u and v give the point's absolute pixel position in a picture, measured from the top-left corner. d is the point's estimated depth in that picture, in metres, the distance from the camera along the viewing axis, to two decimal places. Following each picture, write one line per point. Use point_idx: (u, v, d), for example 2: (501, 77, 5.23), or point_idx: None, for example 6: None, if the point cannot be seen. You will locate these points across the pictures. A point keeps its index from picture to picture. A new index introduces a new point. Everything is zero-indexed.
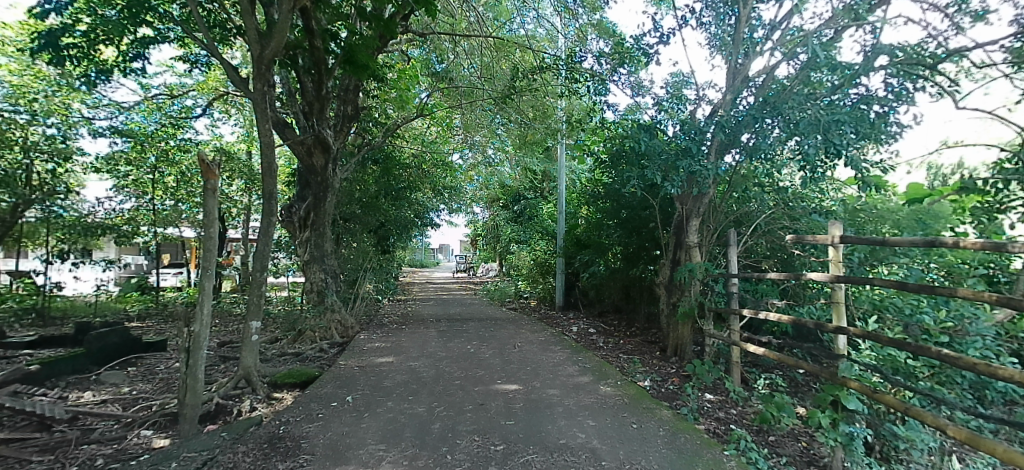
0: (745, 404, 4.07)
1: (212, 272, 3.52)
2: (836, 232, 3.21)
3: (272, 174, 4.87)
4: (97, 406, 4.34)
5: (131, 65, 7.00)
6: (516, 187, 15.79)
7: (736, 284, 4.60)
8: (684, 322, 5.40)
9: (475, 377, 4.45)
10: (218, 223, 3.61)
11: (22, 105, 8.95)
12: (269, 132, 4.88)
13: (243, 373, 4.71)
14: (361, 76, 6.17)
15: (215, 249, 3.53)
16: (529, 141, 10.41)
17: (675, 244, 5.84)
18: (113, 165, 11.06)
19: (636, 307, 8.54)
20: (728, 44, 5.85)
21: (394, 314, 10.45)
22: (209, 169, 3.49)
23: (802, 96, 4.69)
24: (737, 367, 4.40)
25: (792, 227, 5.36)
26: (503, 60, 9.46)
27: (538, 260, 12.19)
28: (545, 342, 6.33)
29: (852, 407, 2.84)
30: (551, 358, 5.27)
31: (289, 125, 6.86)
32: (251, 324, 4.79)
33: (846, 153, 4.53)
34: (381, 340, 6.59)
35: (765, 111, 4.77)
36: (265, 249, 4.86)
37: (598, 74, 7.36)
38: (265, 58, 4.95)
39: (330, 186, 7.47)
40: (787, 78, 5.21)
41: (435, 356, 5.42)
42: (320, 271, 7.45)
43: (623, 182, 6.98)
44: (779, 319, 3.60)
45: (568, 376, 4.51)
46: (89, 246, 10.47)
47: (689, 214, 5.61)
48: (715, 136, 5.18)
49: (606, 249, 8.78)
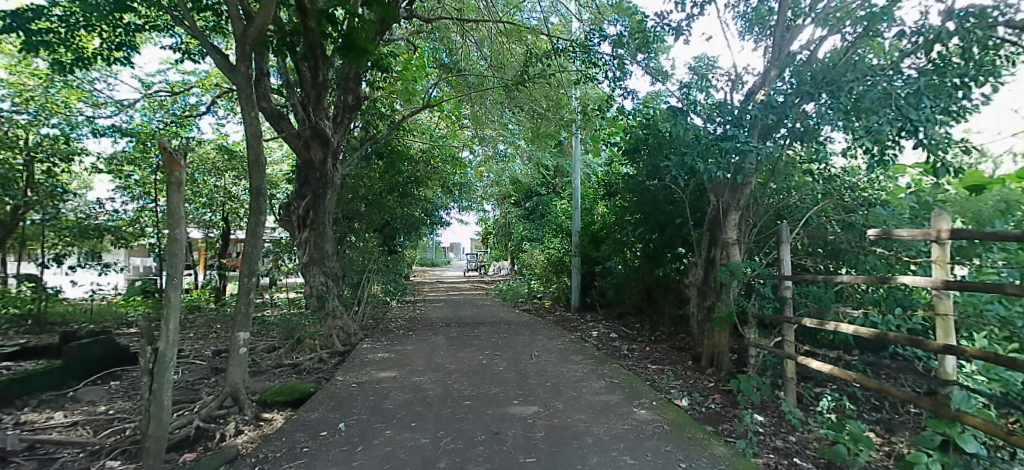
0: (804, 429, 3.47)
1: (180, 279, 2.97)
2: (941, 226, 2.58)
3: (258, 167, 4.29)
4: (65, 430, 3.86)
5: (115, 54, 6.52)
6: (527, 184, 15.21)
7: (790, 288, 4.00)
8: (721, 329, 4.79)
9: (488, 397, 3.90)
10: (188, 223, 3.06)
11: (21, 104, 8.80)
12: (255, 119, 4.32)
13: (230, 391, 4.25)
14: (361, 63, 5.64)
15: (183, 253, 2.98)
16: (541, 133, 9.82)
17: (709, 242, 5.22)
18: (117, 167, 10.65)
19: (659, 309, 7.91)
20: (764, 21, 5.25)
21: (400, 318, 9.92)
22: (174, 160, 2.94)
23: (863, 71, 4.08)
24: (792, 384, 3.82)
25: (848, 222, 4.63)
26: (513, 47, 8.89)
27: (551, 258, 11.60)
28: (564, 351, 5.74)
29: (970, 451, 2.24)
30: (573, 371, 4.69)
31: (284, 116, 6.35)
32: (238, 335, 4.31)
33: (924, 130, 3.80)
34: (385, 349, 6.08)
35: (822, 89, 4.14)
36: (254, 252, 4.35)
37: (617, 59, 6.80)
38: (250, 36, 4.38)
39: (329, 182, 6.95)
40: (834, 54, 4.60)
41: (443, 369, 4.88)
42: (320, 274, 6.94)
43: (650, 173, 6.31)
44: (852, 330, 2.98)
45: (593, 395, 3.94)
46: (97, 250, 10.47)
47: (726, 208, 4.99)
48: (761, 117, 4.50)
49: (626, 247, 8.20)
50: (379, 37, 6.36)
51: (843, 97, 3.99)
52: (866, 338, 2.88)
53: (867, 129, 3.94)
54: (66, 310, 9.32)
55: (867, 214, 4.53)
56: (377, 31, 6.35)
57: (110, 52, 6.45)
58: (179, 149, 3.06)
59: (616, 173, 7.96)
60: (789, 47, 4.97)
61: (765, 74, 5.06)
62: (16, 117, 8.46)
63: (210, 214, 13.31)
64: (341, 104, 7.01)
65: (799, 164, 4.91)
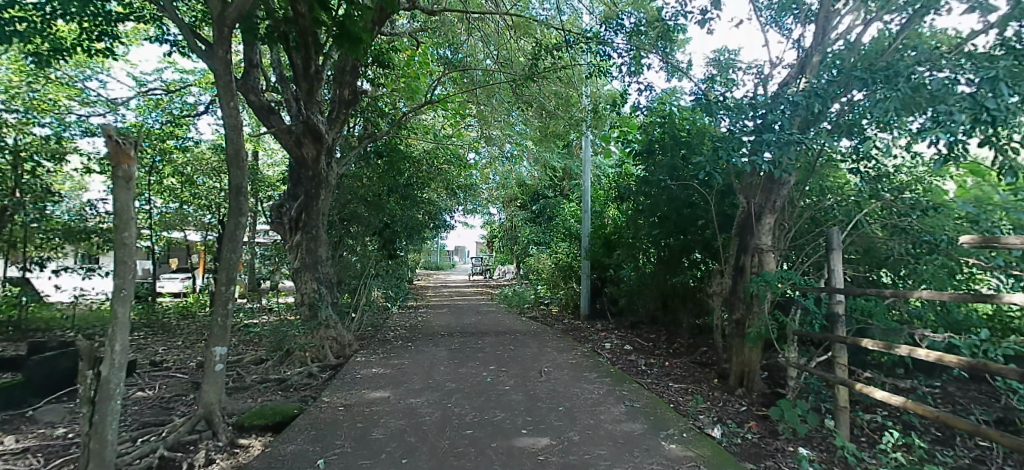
0: (863, 468, 2.96)
1: (131, 291, 2.48)
2: None
3: (238, 162, 3.80)
4: (12, 458, 3.40)
5: (96, 44, 6.13)
6: (535, 186, 14.82)
7: (842, 302, 3.52)
8: (753, 345, 4.27)
9: (493, 425, 3.41)
10: (139, 224, 2.55)
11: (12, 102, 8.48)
12: (235, 109, 3.77)
13: (203, 412, 3.82)
14: (356, 53, 5.14)
15: (132, 262, 2.47)
16: (550, 133, 9.37)
17: (738, 248, 4.69)
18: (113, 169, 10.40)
19: (676, 318, 7.35)
20: (797, 7, 4.80)
21: (401, 326, 9.48)
22: (122, 152, 2.41)
23: (921, 55, 3.65)
24: (844, 414, 3.32)
25: (900, 226, 4.12)
26: (522, 44, 8.44)
27: (559, 264, 11.08)
28: (577, 367, 5.23)
29: None
30: (589, 393, 4.19)
31: (275, 110, 5.90)
32: (213, 350, 3.85)
33: (1000, 122, 3.26)
34: (380, 362, 5.61)
35: (876, 74, 3.65)
36: (232, 257, 3.81)
37: (631, 53, 6.39)
38: (228, 19, 3.73)
39: (323, 181, 6.42)
40: (878, 44, 4.18)
41: (442, 388, 4.40)
42: (312, 281, 6.40)
43: (670, 172, 5.79)
44: (935, 357, 2.49)
45: (613, 423, 3.44)
46: (94, 253, 10.04)
47: (760, 210, 4.46)
48: (801, 111, 4.00)
49: (639, 251, 7.70)
50: (377, 27, 5.93)
51: (902, 83, 3.50)
52: (954, 367, 2.38)
53: (932, 119, 3.41)
54: (52, 315, 8.91)
55: (923, 218, 3.98)
56: (375, 21, 5.91)
57: (90, 42, 6.05)
58: (128, 136, 2.53)
59: (629, 176, 7.47)
60: (830, 34, 4.46)
61: (804, 61, 4.55)
62: (6, 116, 8.14)
63: (208, 216, 12.95)
64: (337, 99, 6.51)
65: (839, 162, 4.41)
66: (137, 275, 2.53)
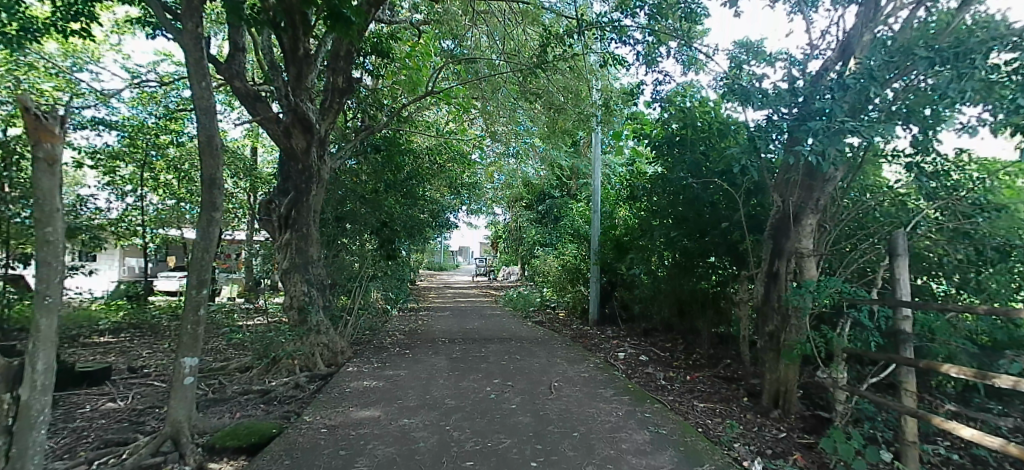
0: None
1: (56, 300, 2.04)
2: None
3: (212, 150, 3.34)
4: None
5: (73, 25, 5.67)
6: (541, 185, 14.35)
7: (908, 318, 3.02)
8: (791, 362, 3.77)
9: (496, 456, 2.93)
10: (67, 217, 2.10)
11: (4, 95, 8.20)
12: (206, 91, 3.32)
13: (170, 432, 3.35)
14: (350, 36, 4.64)
15: (57, 264, 2.03)
16: (558, 129, 8.91)
17: (773, 252, 4.16)
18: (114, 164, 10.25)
19: (693, 326, 6.85)
20: None
21: (399, 330, 9.04)
22: (44, 129, 1.96)
23: (993, 30, 3.19)
24: (911, 450, 2.85)
25: (962, 230, 3.66)
26: (529, 35, 7.99)
27: (566, 266, 10.62)
28: (589, 381, 4.75)
29: None
30: (605, 414, 3.71)
31: (262, 98, 5.55)
32: (183, 362, 3.35)
33: None
34: (374, 373, 5.16)
35: (944, 52, 3.16)
36: (205, 255, 3.35)
37: (647, 42, 5.96)
38: None
39: (315, 175, 5.98)
40: (935, 25, 3.69)
41: (441, 406, 3.93)
42: (301, 283, 5.95)
43: (692, 169, 5.31)
44: None
45: (638, 455, 2.96)
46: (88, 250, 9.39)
47: (801, 209, 3.93)
48: (852, 93, 3.45)
49: (652, 254, 7.22)
50: (373, 10, 5.51)
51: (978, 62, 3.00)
52: None
53: None
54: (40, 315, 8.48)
55: (991, 221, 3.51)
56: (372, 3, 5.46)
57: (66, 23, 5.59)
58: (54, 109, 2.08)
59: (642, 174, 7.02)
60: (878, 14, 3.96)
61: (847, 43, 4.06)
62: None
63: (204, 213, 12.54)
64: (329, 87, 6.06)
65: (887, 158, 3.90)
66: (64, 278, 2.09)
